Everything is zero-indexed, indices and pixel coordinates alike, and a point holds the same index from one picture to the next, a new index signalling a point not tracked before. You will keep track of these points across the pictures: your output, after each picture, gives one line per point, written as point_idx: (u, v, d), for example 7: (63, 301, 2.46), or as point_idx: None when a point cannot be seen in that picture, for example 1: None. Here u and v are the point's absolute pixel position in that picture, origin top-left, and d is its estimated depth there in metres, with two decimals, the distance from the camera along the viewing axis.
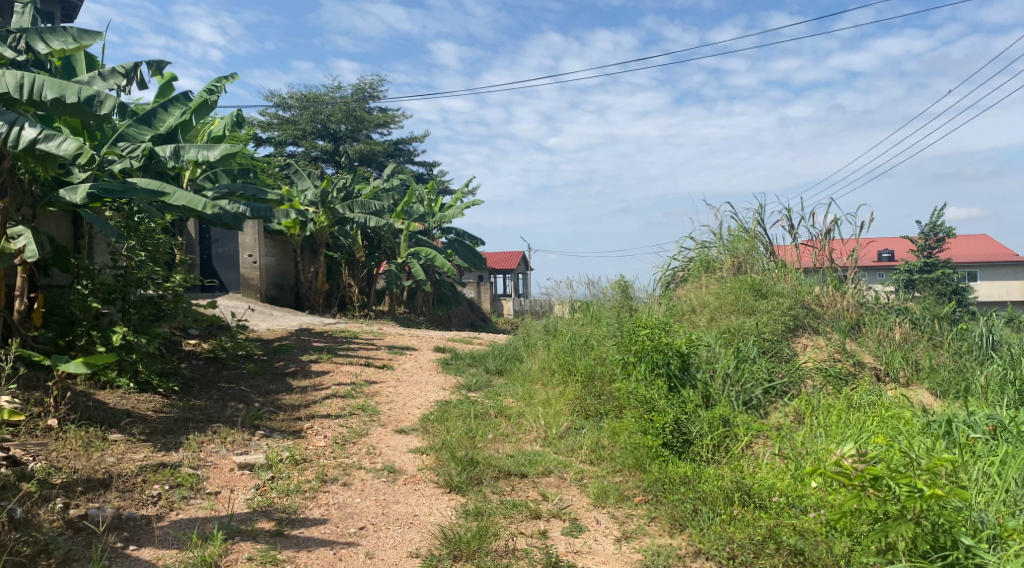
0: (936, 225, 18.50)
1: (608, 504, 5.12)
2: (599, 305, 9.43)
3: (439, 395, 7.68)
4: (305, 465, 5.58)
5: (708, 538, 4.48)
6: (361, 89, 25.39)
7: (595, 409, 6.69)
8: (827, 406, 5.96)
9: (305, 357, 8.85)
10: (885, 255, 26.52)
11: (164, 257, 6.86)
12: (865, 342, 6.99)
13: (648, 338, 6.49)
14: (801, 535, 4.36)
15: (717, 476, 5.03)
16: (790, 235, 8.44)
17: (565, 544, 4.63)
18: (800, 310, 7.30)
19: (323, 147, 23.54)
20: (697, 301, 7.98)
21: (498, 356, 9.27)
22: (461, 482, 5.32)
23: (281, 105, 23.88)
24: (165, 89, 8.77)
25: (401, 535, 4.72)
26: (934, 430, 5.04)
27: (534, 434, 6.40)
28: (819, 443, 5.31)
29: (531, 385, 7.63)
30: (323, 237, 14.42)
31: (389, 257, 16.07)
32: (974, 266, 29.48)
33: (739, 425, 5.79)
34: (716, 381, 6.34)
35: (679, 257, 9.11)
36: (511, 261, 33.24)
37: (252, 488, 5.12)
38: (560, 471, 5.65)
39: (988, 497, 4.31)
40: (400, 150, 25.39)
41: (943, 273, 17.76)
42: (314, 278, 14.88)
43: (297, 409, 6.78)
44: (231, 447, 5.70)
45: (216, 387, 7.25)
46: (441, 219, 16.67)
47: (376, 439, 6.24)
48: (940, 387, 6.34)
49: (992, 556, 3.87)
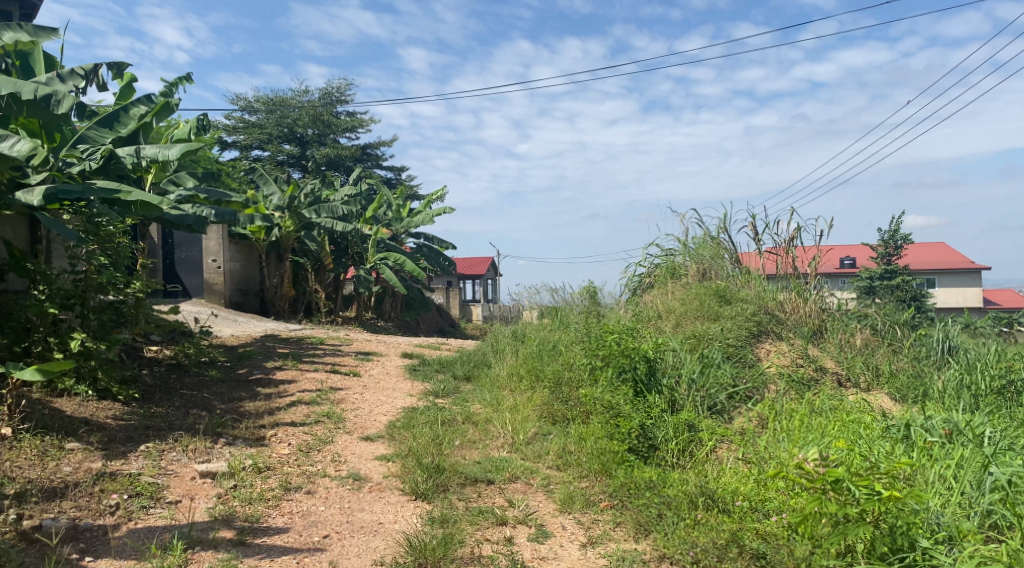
0: (895, 233, 18.75)
1: (574, 509, 5.14)
2: (566, 310, 9.46)
3: (406, 402, 7.64)
4: (268, 473, 5.51)
5: (673, 542, 4.52)
6: (329, 93, 25.26)
7: (563, 415, 6.71)
8: (791, 410, 6.03)
9: (270, 363, 8.75)
10: (846, 262, 27.18)
11: (126, 262, 6.78)
12: (827, 348, 7.11)
13: (615, 343, 6.48)
14: (763, 539, 4.39)
15: (682, 481, 5.07)
16: (754, 242, 8.50)
17: (530, 550, 4.63)
18: (764, 316, 7.39)
19: (290, 151, 23.38)
20: (662, 307, 8.04)
21: (465, 362, 9.26)
22: (426, 489, 5.29)
23: (247, 108, 23.65)
24: (126, 92, 8.63)
25: (365, 543, 4.68)
26: (893, 434, 5.16)
27: (501, 440, 6.38)
28: (782, 447, 5.37)
29: (499, 391, 7.63)
30: (289, 242, 14.30)
31: (357, 262, 15.98)
32: (933, 272, 30.05)
33: (704, 430, 5.80)
34: (681, 386, 6.38)
35: (645, 263, 9.21)
36: (480, 268, 33.22)
37: (214, 497, 5.05)
38: (526, 477, 5.65)
39: (944, 499, 4.37)
40: (369, 154, 25.18)
41: (902, 280, 18.04)
42: (279, 283, 14.70)
43: (261, 417, 6.68)
44: (192, 455, 5.62)
45: (178, 393, 7.13)
46: (409, 225, 16.53)
47: (341, 446, 6.19)
48: (900, 392, 6.47)
49: (947, 557, 3.97)
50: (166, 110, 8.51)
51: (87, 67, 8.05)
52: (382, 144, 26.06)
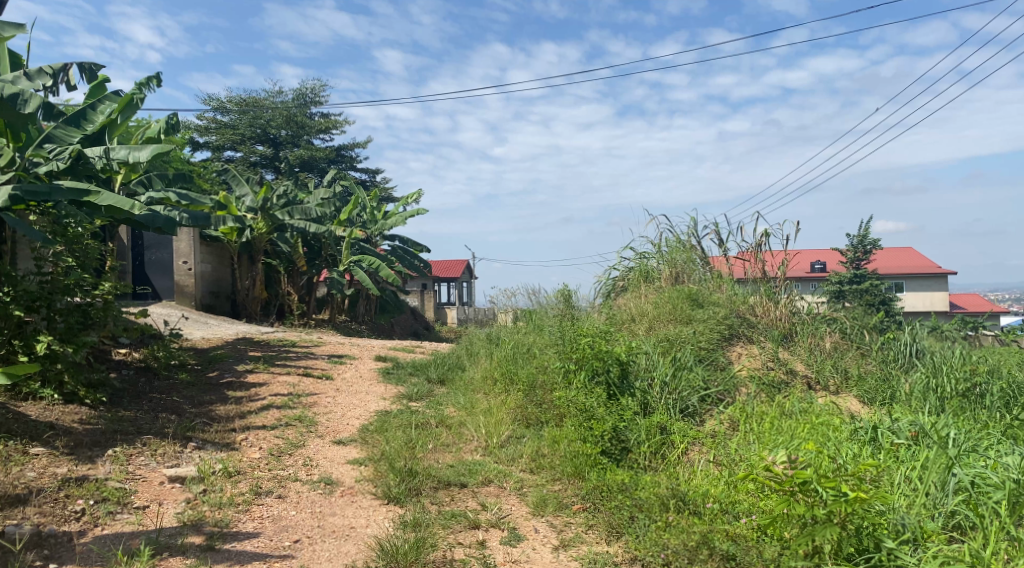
0: (864, 238, 19.03)
1: (547, 512, 5.16)
2: (541, 313, 9.49)
3: (379, 405, 7.61)
4: (238, 477, 5.45)
5: (644, 544, 4.55)
6: (303, 94, 25.11)
7: (536, 418, 6.73)
8: (761, 412, 6.08)
9: (241, 366, 8.67)
10: (817, 266, 27.53)
11: (94, 263, 6.67)
12: (797, 351, 7.19)
13: (589, 346, 6.51)
14: (733, 540, 4.40)
15: (654, 483, 5.09)
16: (722, 247, 8.59)
17: (502, 553, 4.64)
18: (735, 319, 7.48)
19: (263, 152, 23.21)
20: (636, 309, 8.08)
21: (440, 364, 9.24)
22: (399, 493, 5.27)
23: (220, 108, 23.44)
24: (96, 90, 8.52)
25: (336, 547, 4.65)
26: (861, 436, 5.24)
27: (474, 444, 6.39)
28: (752, 449, 5.43)
29: (473, 394, 7.63)
30: (261, 244, 14.18)
31: (330, 265, 15.91)
32: (901, 276, 30.55)
33: (676, 432, 5.85)
34: (654, 389, 6.44)
35: (618, 267, 9.09)
36: (455, 269, 33.20)
37: (183, 501, 4.99)
38: (500, 480, 5.65)
39: (909, 500, 4.44)
40: (343, 156, 25.06)
41: (871, 284, 18.29)
42: (251, 285, 14.56)
43: (232, 421, 6.61)
44: (161, 459, 5.55)
45: (147, 397, 7.03)
46: (383, 227, 16.47)
47: (313, 450, 6.15)
48: (868, 394, 6.55)
49: (911, 558, 4.04)
50: (131, 107, 8.34)
51: (54, 66, 7.94)
52: (356, 145, 25.93)
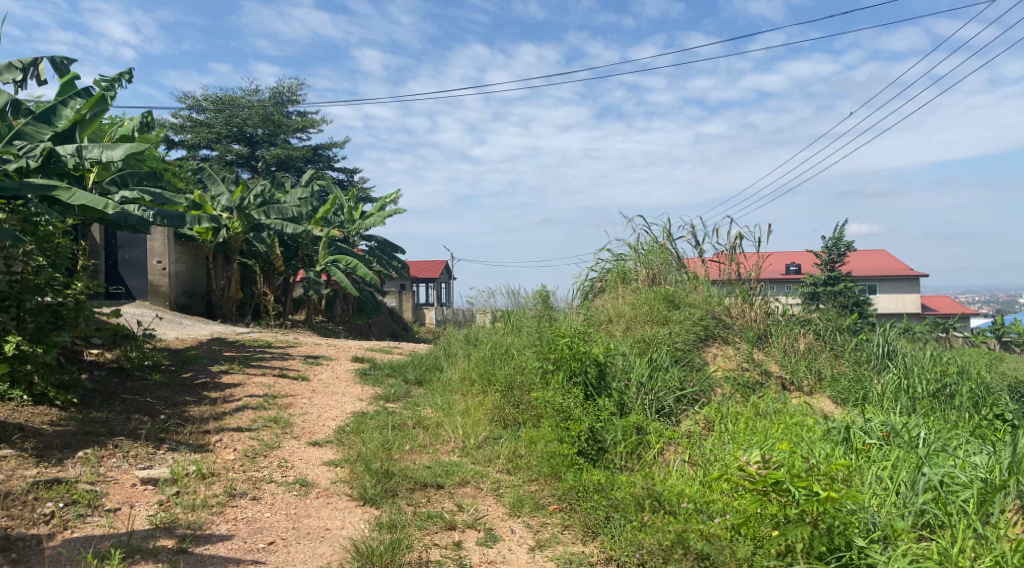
0: (838, 240, 19.23)
1: (523, 512, 5.16)
2: (518, 314, 9.50)
3: (356, 406, 7.58)
4: (212, 479, 5.40)
5: (619, 544, 4.58)
6: (280, 93, 24.94)
7: (514, 418, 6.74)
8: (736, 413, 6.13)
9: (216, 367, 8.59)
10: (792, 268, 27.80)
11: (65, 263, 6.58)
12: (771, 352, 7.25)
13: (567, 346, 6.53)
14: (707, 540, 4.42)
15: (630, 483, 5.11)
16: (697, 249, 8.66)
17: (478, 554, 4.63)
18: (711, 320, 7.54)
19: (239, 151, 23.02)
20: (613, 310, 8.11)
21: (417, 365, 9.23)
22: (375, 494, 5.26)
23: (195, 106, 23.21)
24: (67, 87, 8.40)
25: (311, 549, 4.63)
26: (834, 436, 5.29)
27: (452, 444, 6.38)
28: (727, 449, 5.47)
29: (450, 395, 7.62)
30: (237, 244, 14.06)
31: (307, 265, 15.80)
32: (874, 278, 30.96)
33: (652, 433, 5.88)
34: (630, 390, 6.48)
35: (596, 268, 8.96)
36: (433, 270, 33.13)
37: (155, 504, 4.94)
38: (477, 481, 5.65)
39: (880, 500, 4.50)
40: (320, 155, 24.93)
41: (845, 286, 18.48)
42: (226, 285, 14.43)
43: (206, 422, 6.55)
44: (133, 461, 5.49)
45: (119, 398, 6.95)
46: (361, 227, 16.39)
47: (289, 451, 6.11)
48: (841, 395, 6.63)
49: (882, 556, 4.10)
50: (104, 102, 8.13)
51: (25, 61, 7.89)
52: (333, 145, 25.80)
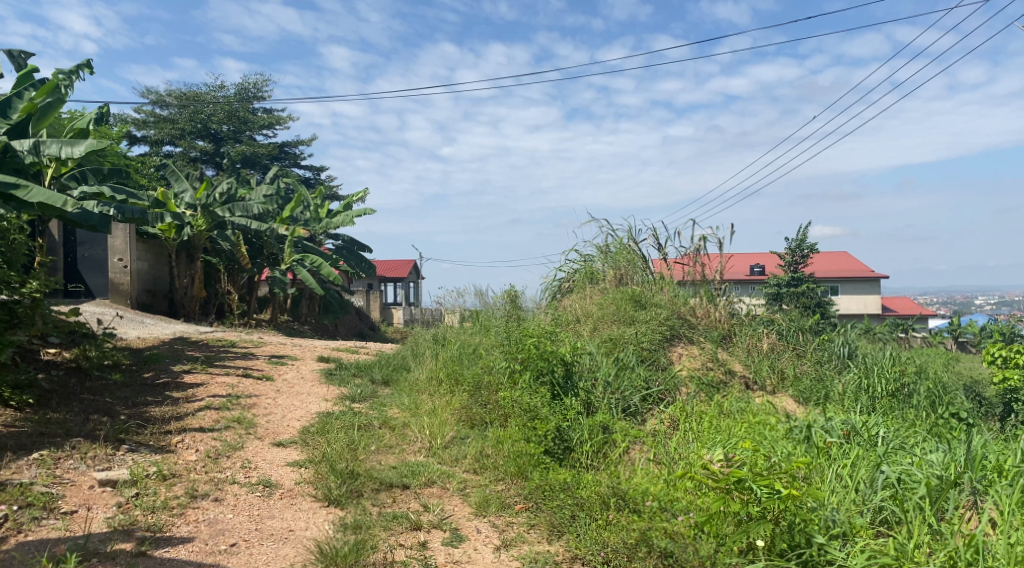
0: (802, 242, 19.47)
1: (489, 512, 5.16)
2: (487, 313, 9.48)
3: (321, 407, 7.51)
4: (173, 480, 5.32)
5: (584, 543, 4.59)
6: (246, 89, 24.63)
7: (481, 418, 6.72)
8: (700, 411, 6.18)
9: (178, 367, 8.45)
10: (756, 268, 28.15)
11: (21, 260, 6.45)
12: (735, 351, 7.31)
13: (534, 346, 6.53)
14: (671, 538, 4.45)
15: (595, 482, 5.14)
16: (661, 251, 8.74)
17: (443, 555, 4.61)
18: (676, 320, 7.59)
19: (203, 147, 22.71)
20: (580, 310, 8.14)
21: (384, 365, 9.19)
22: (340, 495, 5.22)
23: (158, 101, 22.82)
24: (24, 80, 8.21)
25: (274, 550, 4.58)
26: (796, 435, 5.35)
27: (418, 445, 6.35)
28: (691, 448, 5.52)
29: (417, 394, 7.60)
30: (201, 242, 13.80)
31: (272, 264, 15.60)
32: (837, 280, 31.49)
33: (618, 432, 5.91)
34: (597, 389, 6.51)
35: (564, 269, 9.16)
36: (402, 269, 32.93)
37: (113, 506, 4.85)
38: (443, 481, 5.63)
39: (840, 496, 4.56)
40: (287, 152, 24.70)
41: (808, 287, 18.74)
42: (190, 284, 14.21)
43: (167, 423, 6.44)
44: (91, 463, 5.38)
45: (77, 398, 6.81)
46: (327, 226, 16.26)
47: (252, 452, 6.03)
48: (803, 394, 6.72)
49: (840, 553, 4.15)
50: (55, 91, 8.25)
51: None
52: (300, 142, 25.56)
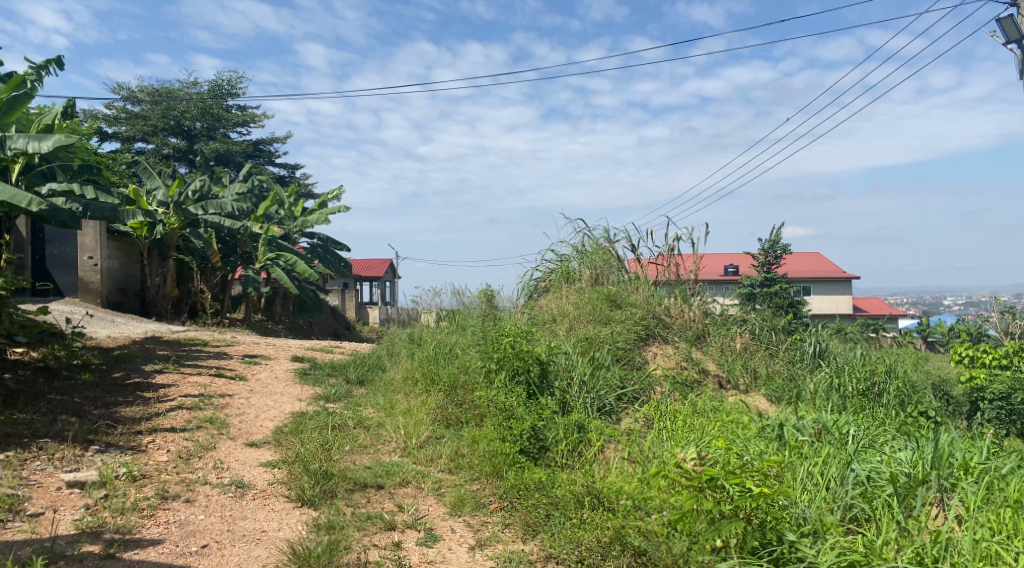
0: (775, 243, 19.63)
1: (464, 512, 5.15)
2: (463, 313, 9.46)
3: (295, 407, 7.45)
4: (143, 481, 5.25)
5: (558, 542, 4.60)
6: (219, 86, 24.34)
7: (456, 418, 6.70)
8: (674, 410, 6.21)
9: (149, 367, 8.33)
10: (730, 269, 28.36)
11: None
12: (709, 351, 7.35)
13: (510, 346, 6.52)
14: (645, 537, 4.47)
15: (570, 481, 5.15)
16: (636, 251, 8.78)
17: (417, 555, 4.60)
18: (651, 320, 7.62)
19: (176, 145, 22.47)
20: (557, 310, 8.15)
21: (360, 365, 9.13)
22: (313, 496, 5.18)
23: (129, 97, 22.49)
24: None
25: (246, 551, 4.54)
26: (768, 433, 5.41)
27: (393, 445, 6.33)
28: (664, 447, 5.56)
29: (392, 394, 7.58)
30: (173, 240, 13.47)
31: (245, 262, 15.41)
32: (809, 280, 31.83)
33: (593, 431, 5.93)
34: (573, 388, 6.53)
35: (541, 267, 9.17)
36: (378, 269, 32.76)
37: (81, 507, 4.78)
38: (417, 481, 5.60)
39: (811, 494, 4.63)
40: (261, 150, 24.48)
41: (781, 288, 18.90)
42: (162, 282, 14.01)
43: (137, 423, 6.35)
44: (59, 464, 5.30)
45: (45, 398, 6.70)
46: (302, 224, 16.15)
47: (224, 453, 5.96)
48: (775, 393, 6.77)
49: (811, 550, 4.20)
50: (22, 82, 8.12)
51: None
52: (274, 140, 25.32)
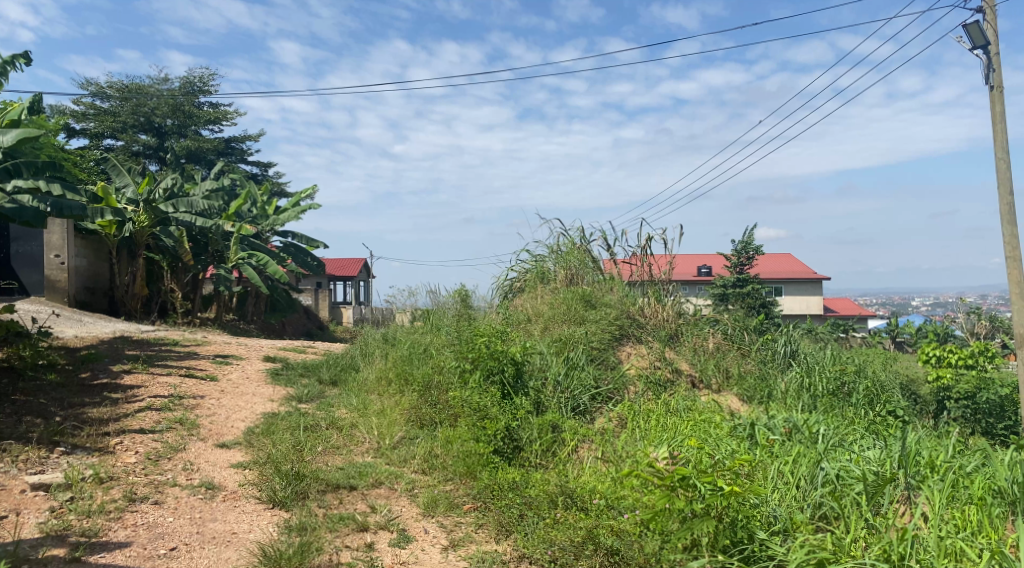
0: (748, 244, 19.77)
1: (437, 512, 5.13)
2: (437, 313, 9.42)
3: (267, 407, 7.38)
4: (111, 483, 5.17)
5: (532, 542, 4.61)
6: (190, 83, 24.03)
7: (430, 418, 6.66)
8: (647, 410, 6.24)
9: (117, 367, 8.21)
10: (703, 269, 28.55)
11: None
12: (683, 351, 7.39)
13: (484, 346, 6.50)
14: (618, 536, 4.48)
15: (543, 481, 5.15)
16: (611, 251, 8.80)
17: (390, 556, 4.58)
18: (626, 320, 7.66)
19: (147, 141, 22.20)
20: (532, 310, 8.15)
21: (333, 365, 9.06)
22: (285, 497, 5.14)
23: (98, 93, 22.14)
24: None
25: (216, 554, 4.48)
26: (740, 433, 5.46)
27: (366, 445, 6.30)
28: (638, 446, 5.59)
29: (365, 395, 7.54)
30: (142, 238, 13.24)
31: (217, 261, 15.21)
32: (781, 281, 32.14)
33: (567, 430, 5.93)
34: (547, 388, 6.54)
35: (516, 267, 9.24)
36: (352, 268, 32.57)
37: (46, 510, 4.69)
38: (391, 482, 5.57)
39: (781, 493, 4.68)
40: (233, 148, 24.23)
41: (754, 289, 19.05)
42: (131, 281, 13.84)
43: (105, 424, 6.25)
44: (23, 466, 5.20)
45: (9, 399, 6.57)
46: (274, 223, 16.00)
47: (194, 454, 5.89)
48: (747, 392, 6.82)
49: (781, 548, 4.25)
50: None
51: None
52: (247, 137, 25.05)
